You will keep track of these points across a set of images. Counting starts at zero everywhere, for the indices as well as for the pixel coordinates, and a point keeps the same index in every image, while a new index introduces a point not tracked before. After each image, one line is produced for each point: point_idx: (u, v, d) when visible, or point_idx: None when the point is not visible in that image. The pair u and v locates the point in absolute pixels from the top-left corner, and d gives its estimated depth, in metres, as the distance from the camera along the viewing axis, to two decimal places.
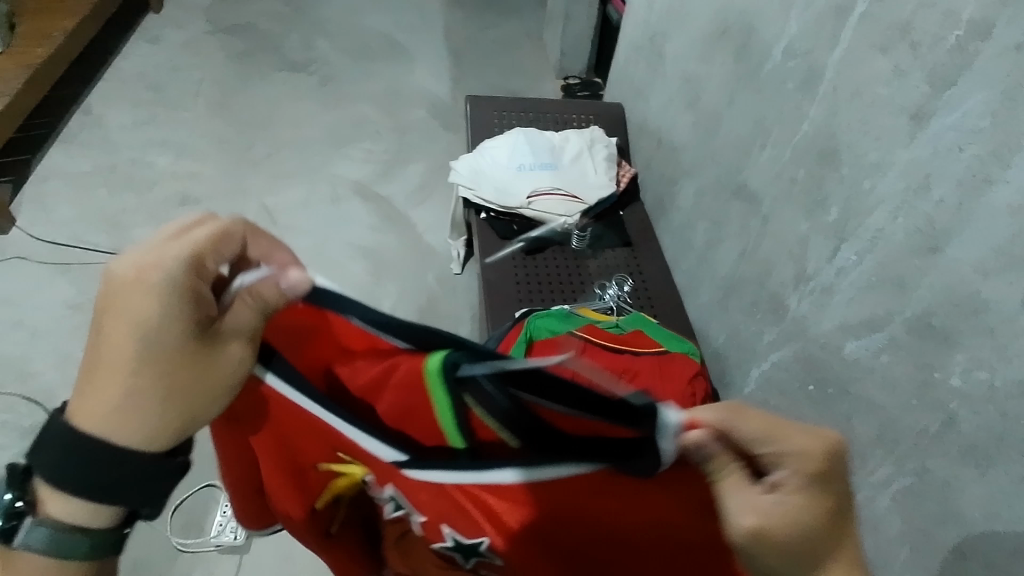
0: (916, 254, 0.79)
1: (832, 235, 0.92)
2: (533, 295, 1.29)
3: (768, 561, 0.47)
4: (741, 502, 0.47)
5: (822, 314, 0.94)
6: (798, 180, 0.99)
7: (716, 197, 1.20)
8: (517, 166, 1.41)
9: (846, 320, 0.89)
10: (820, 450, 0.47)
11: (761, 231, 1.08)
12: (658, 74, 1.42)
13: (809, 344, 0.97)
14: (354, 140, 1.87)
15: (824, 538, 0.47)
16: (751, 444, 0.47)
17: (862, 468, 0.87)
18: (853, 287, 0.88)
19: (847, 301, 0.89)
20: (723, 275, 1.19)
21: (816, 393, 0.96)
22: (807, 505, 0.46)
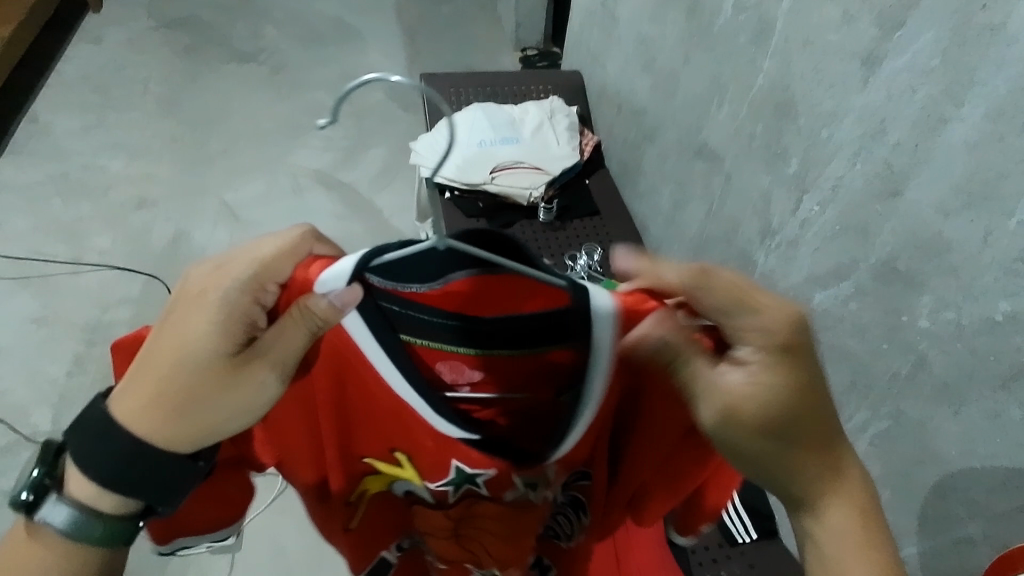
0: (877, 199, 0.78)
1: (794, 187, 0.92)
2: None
3: (726, 422, 0.54)
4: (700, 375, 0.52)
5: (789, 268, 0.94)
6: (757, 134, 0.98)
7: (678, 158, 1.20)
8: (478, 142, 1.39)
9: (813, 271, 0.90)
10: (782, 322, 0.53)
11: (725, 188, 1.07)
12: (613, 38, 1.40)
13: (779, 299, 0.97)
14: (312, 128, 1.83)
15: (787, 401, 0.54)
16: (715, 312, 0.53)
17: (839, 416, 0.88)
18: (818, 237, 0.88)
19: (813, 252, 0.89)
20: (692, 236, 1.19)
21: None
22: (770, 375, 0.53)
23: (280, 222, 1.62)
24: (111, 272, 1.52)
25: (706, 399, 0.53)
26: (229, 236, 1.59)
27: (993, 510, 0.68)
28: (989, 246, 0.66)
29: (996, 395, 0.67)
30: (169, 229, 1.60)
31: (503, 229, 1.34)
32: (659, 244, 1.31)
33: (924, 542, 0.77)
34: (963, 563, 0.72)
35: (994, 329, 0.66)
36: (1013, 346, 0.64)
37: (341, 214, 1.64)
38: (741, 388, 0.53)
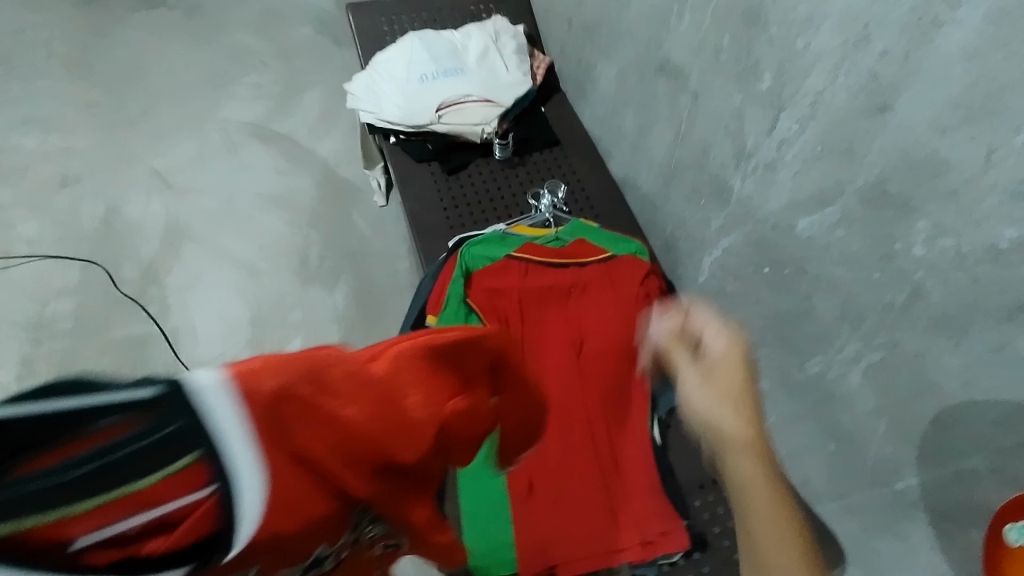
0: (862, 116, 0.71)
1: (769, 106, 0.83)
2: (466, 221, 1.19)
3: (698, 423, 0.60)
4: (688, 382, 0.60)
5: (768, 194, 0.87)
6: (724, 46, 0.88)
7: (639, 77, 1.09)
8: (418, 77, 1.27)
9: (795, 197, 0.83)
10: (727, 345, 0.60)
11: (693, 109, 0.98)
12: None
13: (759, 228, 0.90)
14: (237, 76, 1.66)
15: (737, 405, 0.57)
16: (699, 330, 0.62)
17: (829, 349, 0.84)
18: (799, 161, 0.81)
19: (793, 176, 0.82)
20: (659, 162, 1.10)
21: (772, 276, 0.90)
22: (731, 374, 0.59)
23: (220, 187, 1.49)
24: (44, 261, 1.39)
25: (692, 405, 0.59)
26: (165, 207, 1.47)
27: (998, 444, 0.65)
28: (991, 167, 0.59)
29: (1000, 327, 0.62)
30: (98, 207, 1.47)
31: (458, 171, 1.24)
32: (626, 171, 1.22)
33: (926, 474, 0.75)
34: (966, 496, 0.70)
35: (998, 258, 0.61)
36: (1020, 275, 0.59)
37: (283, 170, 1.52)
38: (709, 383, 0.59)
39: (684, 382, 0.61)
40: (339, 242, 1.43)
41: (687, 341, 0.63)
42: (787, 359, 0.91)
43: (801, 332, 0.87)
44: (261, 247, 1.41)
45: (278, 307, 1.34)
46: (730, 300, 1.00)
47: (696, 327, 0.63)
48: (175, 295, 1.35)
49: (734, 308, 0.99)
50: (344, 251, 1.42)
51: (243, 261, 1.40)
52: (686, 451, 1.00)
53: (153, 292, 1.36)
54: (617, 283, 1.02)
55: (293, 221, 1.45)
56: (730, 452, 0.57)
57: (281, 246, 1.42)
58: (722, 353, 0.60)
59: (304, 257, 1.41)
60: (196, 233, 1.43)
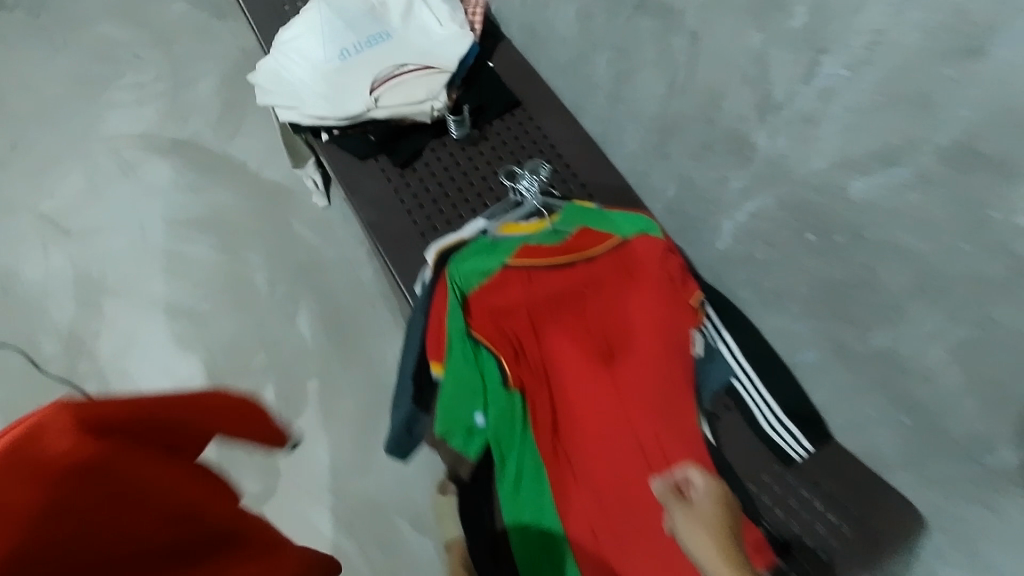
0: (944, 61, 0.58)
1: (801, 47, 0.68)
2: (439, 222, 1.01)
3: (692, 530, 0.73)
4: (682, 518, 0.75)
5: (808, 151, 0.74)
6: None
7: (615, 16, 0.93)
8: (339, 55, 1.05)
9: (847, 154, 0.70)
10: (718, 485, 0.77)
11: (693, 52, 0.83)
12: None
13: (797, 189, 0.78)
14: (111, 79, 1.38)
15: (724, 519, 0.74)
16: (689, 478, 0.79)
17: (897, 318, 0.74)
18: (852, 113, 0.67)
19: (842, 130, 0.69)
20: (653, 114, 0.95)
21: (818, 243, 0.79)
22: (713, 490, 0.77)
23: (126, 221, 1.25)
24: None
25: (687, 522, 0.74)
26: (68, 259, 1.23)
27: None
28: None
29: None
30: None
31: (412, 161, 1.05)
32: (606, 124, 1.06)
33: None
34: None
35: None
36: None
37: (196, 186, 1.29)
38: (700, 506, 0.75)
39: (677, 516, 0.75)
40: (287, 261, 1.23)
41: (672, 489, 0.79)
42: (841, 328, 0.81)
43: (859, 302, 0.78)
44: (196, 285, 1.21)
45: (236, 352, 1.16)
46: (768, 264, 0.89)
47: (693, 480, 0.78)
48: (112, 364, 1.15)
49: (772, 272, 0.89)
50: (294, 269, 1.23)
51: (179, 305, 1.19)
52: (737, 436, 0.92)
53: (85, 366, 1.15)
54: (632, 272, 0.89)
55: (224, 245, 1.24)
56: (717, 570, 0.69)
57: (220, 278, 1.22)
58: (707, 489, 0.77)
59: (250, 287, 1.21)
60: (114, 285, 1.21)
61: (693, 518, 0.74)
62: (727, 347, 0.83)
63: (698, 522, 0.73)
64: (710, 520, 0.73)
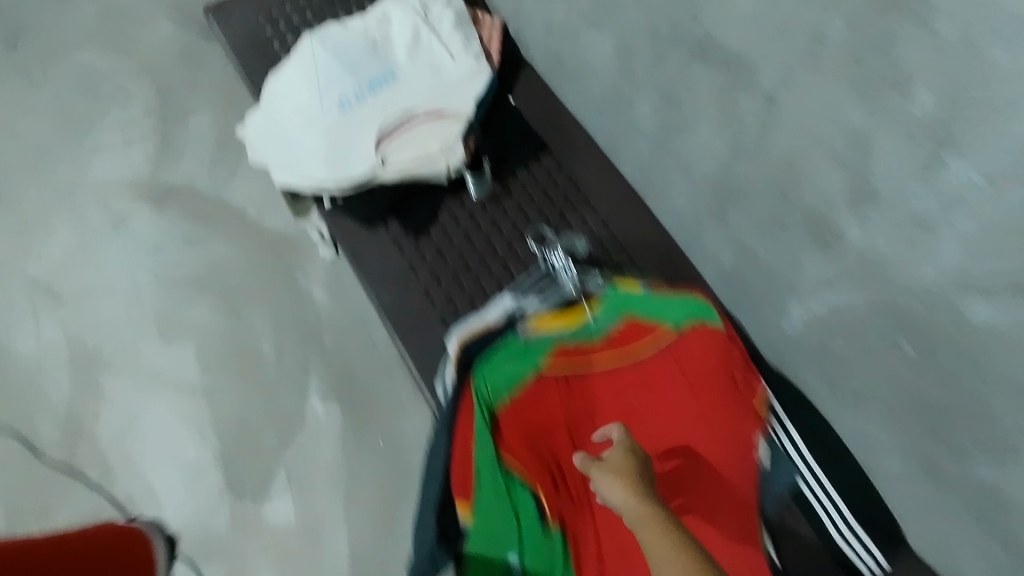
0: None
1: (920, 138, 0.53)
2: (460, 300, 0.88)
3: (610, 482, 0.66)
4: (602, 479, 0.66)
5: (915, 260, 0.59)
6: (830, 36, 0.57)
7: (661, 60, 0.76)
8: (338, 105, 0.90)
9: (971, 270, 0.54)
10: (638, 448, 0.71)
11: (763, 118, 0.67)
12: None
13: (894, 295, 0.63)
14: (96, 117, 1.25)
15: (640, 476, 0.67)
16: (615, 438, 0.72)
17: (1012, 465, 0.57)
18: (979, 231, 0.52)
19: (964, 248, 0.54)
20: (708, 177, 0.80)
21: (913, 357, 0.64)
22: (632, 449, 0.70)
23: (119, 283, 1.14)
24: None
25: (605, 478, 0.66)
26: (61, 329, 1.13)
27: None
28: None
29: None
30: None
31: (427, 226, 0.91)
32: (645, 177, 0.91)
33: None
34: None
35: None
36: None
37: (193, 240, 1.17)
38: (617, 462, 0.68)
39: (595, 471, 0.67)
40: (294, 324, 1.12)
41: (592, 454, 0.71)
42: (932, 455, 0.64)
43: (960, 430, 0.60)
44: (197, 356, 1.10)
45: (243, 432, 1.07)
46: (846, 363, 0.74)
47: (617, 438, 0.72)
48: (113, 448, 1.06)
49: (849, 373, 0.74)
50: (304, 332, 1.12)
51: (183, 380, 1.10)
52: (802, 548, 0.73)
53: (85, 451, 1.06)
54: (686, 370, 0.78)
55: (226, 308, 1.13)
56: (641, 527, 0.61)
57: (223, 346, 1.11)
58: (623, 447, 0.70)
59: (257, 355, 1.10)
60: (110, 357, 1.11)
61: (612, 469, 0.67)
62: (793, 446, 0.71)
63: (619, 473, 0.66)
64: (630, 472, 0.67)
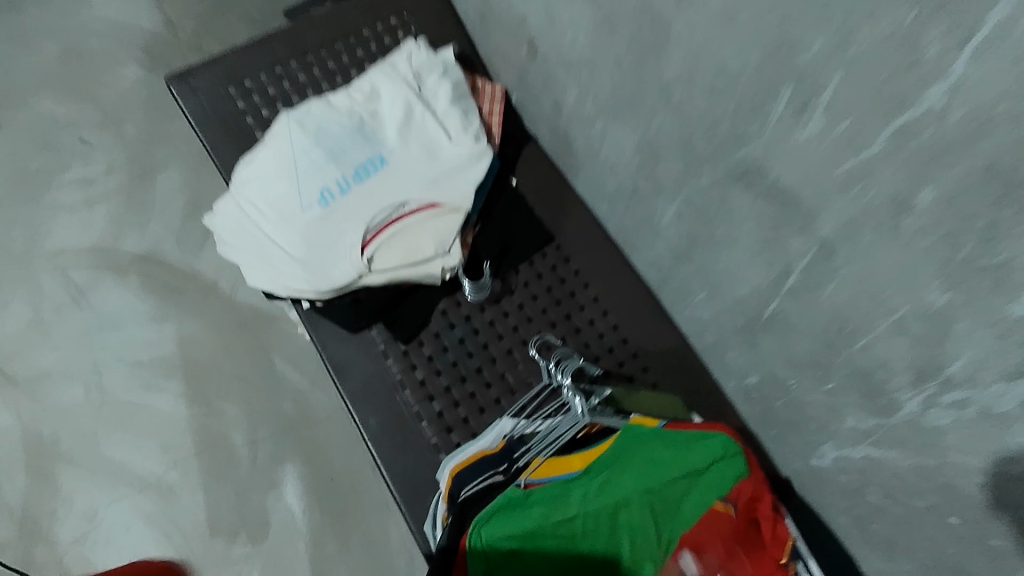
0: None
1: (1014, 338, 0.45)
2: (454, 420, 0.79)
3: None
4: None
5: (987, 452, 0.52)
6: (918, 207, 0.47)
7: (691, 175, 0.65)
8: (319, 199, 0.80)
9: None
10: None
11: (814, 263, 0.57)
12: None
13: (954, 474, 0.56)
14: (55, 175, 1.14)
15: None
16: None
17: None
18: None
19: None
20: (738, 302, 0.69)
21: (963, 530, 0.57)
22: None
23: (79, 367, 1.04)
24: None
25: None
26: (15, 419, 1.02)
27: None
28: None
29: None
30: None
31: (419, 333, 0.82)
32: (661, 278, 0.80)
33: None
34: None
35: None
36: None
37: (160, 317, 1.07)
38: None
39: None
40: (270, 412, 1.03)
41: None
42: None
43: None
44: (164, 450, 1.01)
45: (215, 535, 0.97)
46: (888, 521, 0.66)
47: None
48: (73, 555, 0.96)
49: (888, 529, 0.66)
50: (282, 421, 1.03)
51: (146, 477, 1.00)
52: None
53: (43, 553, 0.96)
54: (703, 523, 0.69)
55: (197, 396, 1.03)
56: None
57: (192, 437, 1.01)
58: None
59: (229, 448, 1.01)
60: (69, 451, 1.00)
61: None
62: None
63: None
64: None
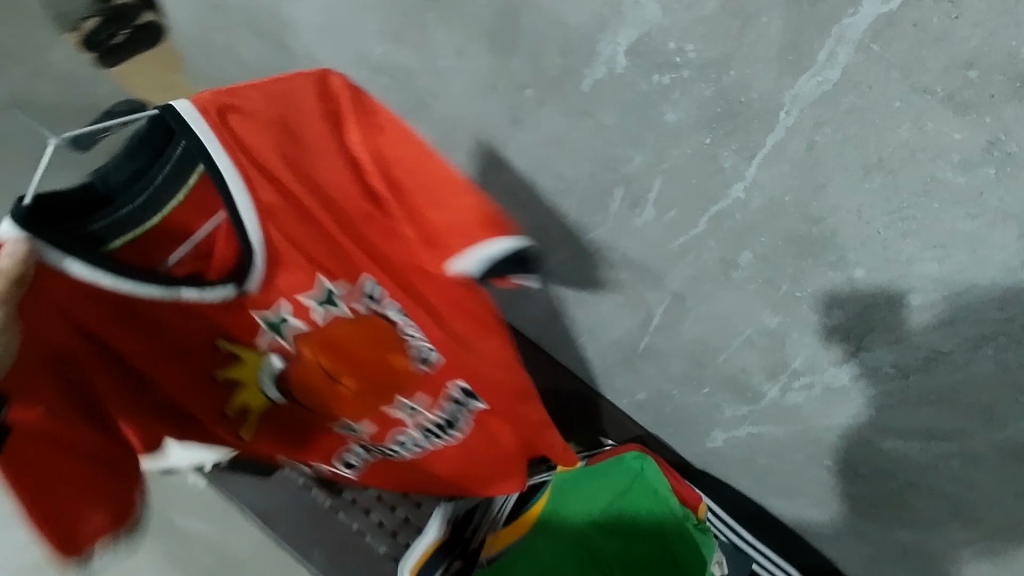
0: (1022, 391, 0.53)
1: (834, 338, 0.61)
2: (395, 522, 0.84)
3: None
4: None
5: (833, 411, 0.69)
6: (741, 264, 0.60)
7: (550, 253, 0.75)
8: None
9: (884, 421, 0.66)
10: None
11: (674, 309, 0.70)
12: (311, 57, 0.75)
13: (815, 429, 0.73)
14: None
15: None
16: None
17: (925, 526, 0.73)
18: (887, 396, 0.63)
19: (878, 407, 0.65)
20: (614, 341, 0.80)
21: (828, 462, 0.75)
22: None
23: None
24: None
25: None
26: None
27: None
28: None
29: None
30: None
31: None
32: (541, 330, 0.89)
33: None
34: None
35: None
36: None
37: None
38: None
39: None
40: None
41: None
42: (858, 522, 0.80)
43: (878, 508, 0.76)
44: None
45: None
46: (774, 472, 0.82)
47: None
48: None
49: (774, 477, 0.83)
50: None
51: None
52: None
53: None
54: None
55: None
56: None
57: None
58: None
59: None
60: None
61: None
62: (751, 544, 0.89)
63: None
64: None
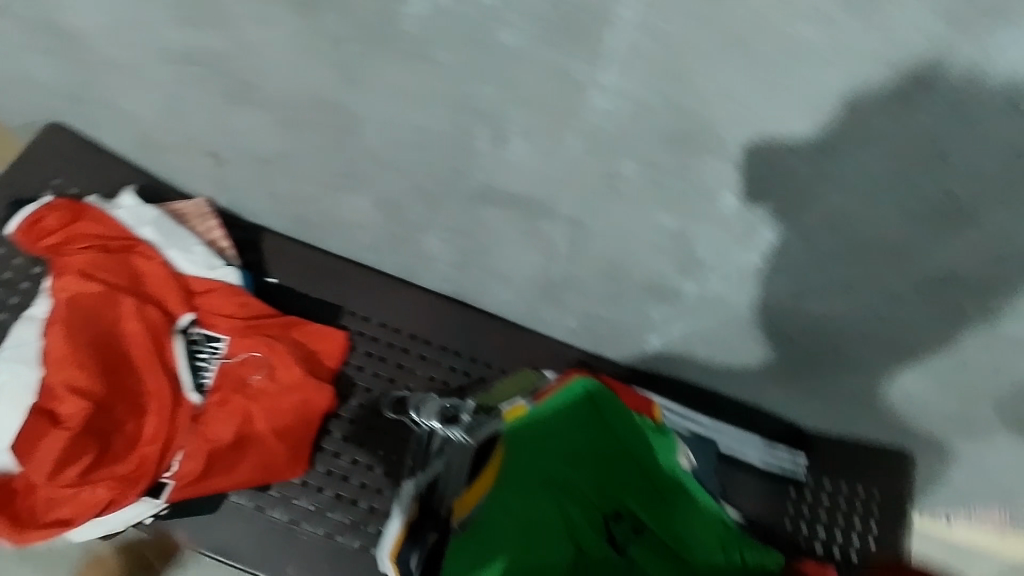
0: (918, 232, 0.52)
1: (735, 225, 0.59)
2: (363, 515, 0.81)
3: None
4: None
5: (754, 291, 0.68)
6: (625, 174, 0.56)
7: (435, 207, 0.70)
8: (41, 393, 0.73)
9: (802, 288, 0.65)
10: None
11: (574, 232, 0.66)
12: (114, 62, 0.65)
13: (739, 312, 0.72)
14: None
15: None
16: None
17: (862, 375, 0.75)
18: (798, 266, 0.62)
19: (793, 278, 0.64)
20: (527, 277, 0.77)
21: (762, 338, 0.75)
22: None
23: None
24: None
25: None
26: None
27: None
28: None
29: None
30: None
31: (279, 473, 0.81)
32: (456, 286, 0.85)
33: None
34: None
35: None
36: None
37: None
38: None
39: None
40: None
41: None
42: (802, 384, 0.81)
43: (816, 368, 0.77)
44: None
45: None
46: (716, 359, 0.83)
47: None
48: None
49: (716, 363, 0.84)
50: None
51: None
52: (747, 488, 0.89)
53: None
54: None
55: None
56: None
57: None
58: None
59: None
60: None
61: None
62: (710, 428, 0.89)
63: None
64: None
